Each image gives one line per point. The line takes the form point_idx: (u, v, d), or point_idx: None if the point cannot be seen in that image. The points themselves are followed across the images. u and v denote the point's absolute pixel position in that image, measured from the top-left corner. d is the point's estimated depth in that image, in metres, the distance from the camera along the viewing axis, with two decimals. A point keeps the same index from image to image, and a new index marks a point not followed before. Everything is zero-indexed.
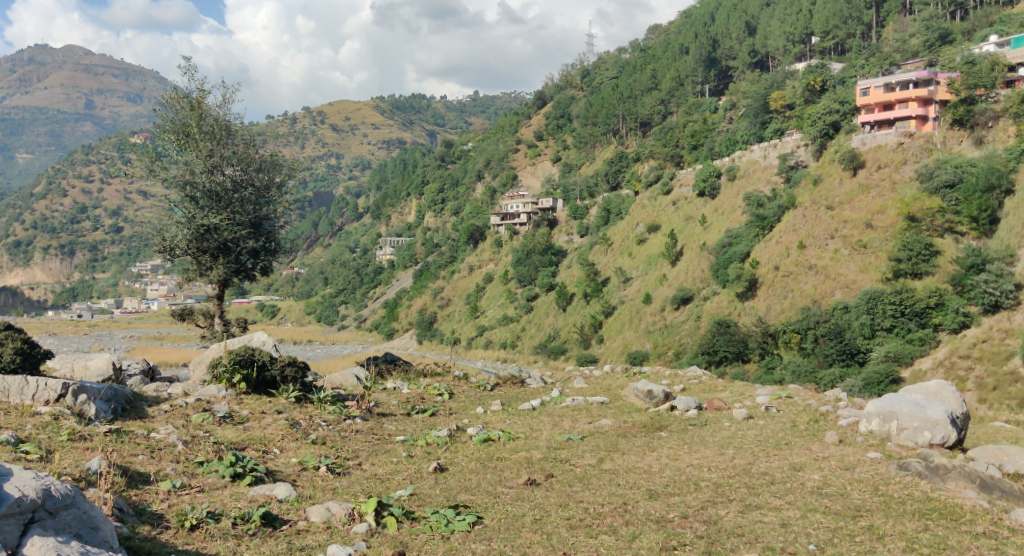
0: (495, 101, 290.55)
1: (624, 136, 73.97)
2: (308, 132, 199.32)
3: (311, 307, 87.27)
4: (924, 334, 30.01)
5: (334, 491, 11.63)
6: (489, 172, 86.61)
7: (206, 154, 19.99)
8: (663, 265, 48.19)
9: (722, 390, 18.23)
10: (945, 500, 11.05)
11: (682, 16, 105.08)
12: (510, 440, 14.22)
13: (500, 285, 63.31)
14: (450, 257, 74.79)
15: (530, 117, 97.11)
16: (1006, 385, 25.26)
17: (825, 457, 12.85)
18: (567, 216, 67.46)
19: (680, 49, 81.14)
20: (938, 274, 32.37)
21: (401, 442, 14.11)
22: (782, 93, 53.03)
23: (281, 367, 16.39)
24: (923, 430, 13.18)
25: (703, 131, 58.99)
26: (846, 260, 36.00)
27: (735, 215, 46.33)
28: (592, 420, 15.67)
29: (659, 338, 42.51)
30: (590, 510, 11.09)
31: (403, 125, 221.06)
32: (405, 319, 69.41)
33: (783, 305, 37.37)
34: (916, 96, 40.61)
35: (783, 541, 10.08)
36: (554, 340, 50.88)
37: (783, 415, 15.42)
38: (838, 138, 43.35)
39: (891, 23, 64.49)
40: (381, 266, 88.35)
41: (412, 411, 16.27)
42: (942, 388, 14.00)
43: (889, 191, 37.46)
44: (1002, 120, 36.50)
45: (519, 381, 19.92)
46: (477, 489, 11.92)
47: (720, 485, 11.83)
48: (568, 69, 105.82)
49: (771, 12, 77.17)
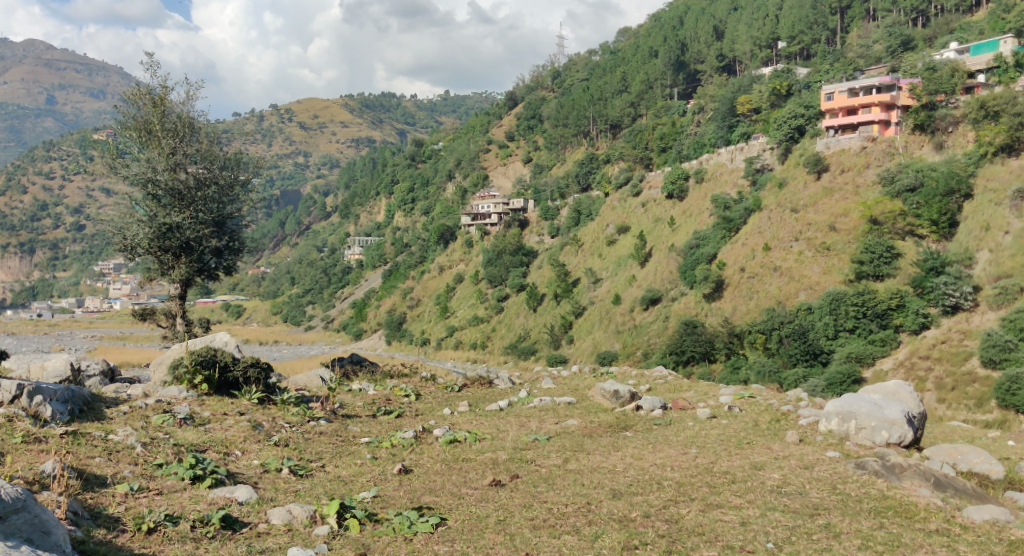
0: (466, 101, 289.95)
1: (594, 138, 74.36)
2: (276, 130, 197.23)
3: (278, 307, 86.30)
4: (885, 335, 30.59)
5: (296, 493, 11.52)
6: (460, 172, 86.56)
7: (169, 151, 19.63)
8: (632, 266, 48.48)
9: (687, 390, 18.39)
10: (900, 498, 11.26)
11: (651, 19, 105.96)
12: (476, 441, 14.23)
13: (470, 285, 63.21)
14: (420, 257, 74.38)
15: (501, 117, 97.22)
16: (964, 385, 25.85)
17: (785, 456, 13.02)
18: (538, 216, 67.47)
19: (649, 52, 81.72)
20: (899, 276, 32.97)
21: (366, 444, 14.02)
22: (749, 97, 53.70)
23: (244, 368, 16.19)
24: (880, 429, 13.44)
25: (672, 134, 59.38)
26: (810, 261, 36.62)
27: (702, 217, 46.78)
28: (559, 420, 15.72)
29: (628, 338, 42.65)
30: (553, 510, 11.13)
31: (373, 125, 219.67)
32: (373, 320, 68.98)
33: (748, 305, 37.78)
34: (879, 101, 40.81)
35: (742, 539, 10.22)
36: (524, 340, 50.93)
37: (747, 415, 15.60)
38: (803, 142, 44.17)
39: (855, 29, 65.61)
40: (350, 266, 87.64)
41: (377, 413, 16.18)
42: (899, 389, 14.27)
43: (852, 195, 38.14)
44: (961, 125, 37.08)
45: (487, 381, 19.92)
46: (441, 491, 11.89)
47: (682, 484, 11.94)
48: (539, 69, 106.10)
49: (739, 16, 78.06)
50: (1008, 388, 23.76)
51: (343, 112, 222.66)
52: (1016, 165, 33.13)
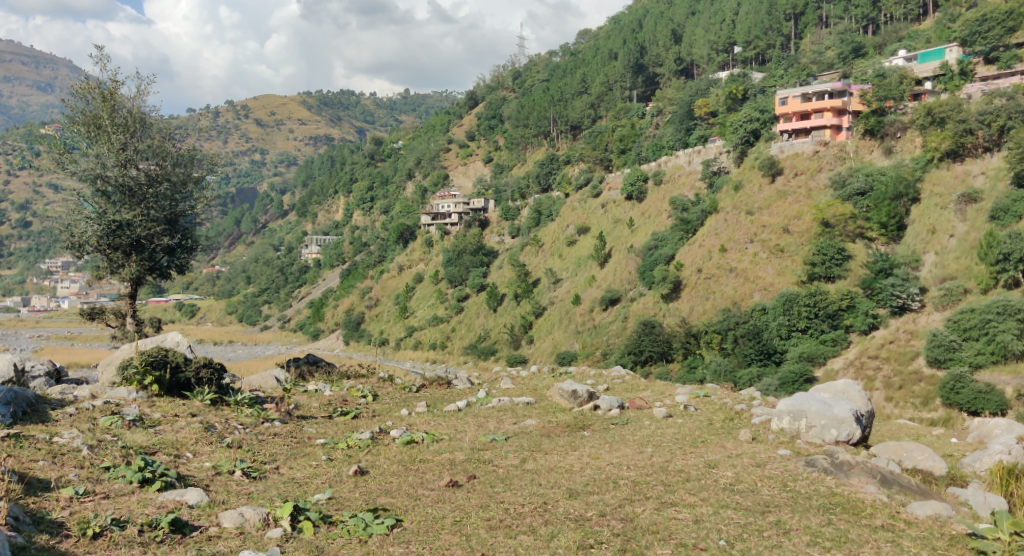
0: (427, 100, 288.56)
1: (554, 138, 74.65)
2: (232, 126, 194.03)
3: (233, 307, 84.87)
4: (836, 335, 31.33)
5: (249, 495, 11.36)
6: (420, 171, 86.12)
7: (119, 148, 19.16)
8: (592, 266, 48.76)
9: (644, 390, 18.61)
10: (848, 495, 11.51)
11: (612, 21, 106.72)
12: (433, 442, 14.16)
13: (430, 285, 62.89)
14: (379, 256, 73.75)
15: (461, 116, 97.06)
16: (911, 385, 26.77)
17: (738, 454, 13.24)
18: (498, 216, 67.41)
19: (609, 54, 82.36)
20: (850, 277, 33.68)
21: (321, 445, 13.89)
22: (706, 101, 54.53)
23: (196, 368, 15.90)
24: (829, 427, 13.73)
25: (632, 136, 59.84)
26: (764, 263, 37.27)
27: (661, 218, 47.28)
28: (517, 420, 15.75)
29: (587, 339, 42.85)
30: (509, 511, 11.14)
31: (331, 122, 217.54)
32: (331, 320, 68.26)
33: (704, 306, 38.25)
34: (831, 106, 42.03)
35: (695, 537, 10.36)
36: (484, 340, 50.90)
37: (702, 414, 15.81)
38: (758, 146, 44.84)
39: (808, 35, 66.75)
40: (307, 266, 86.60)
41: (333, 414, 16.02)
42: (848, 388, 14.63)
43: (805, 197, 38.90)
44: (909, 131, 38.04)
45: (445, 382, 19.84)
46: (397, 492, 11.82)
47: (638, 483, 12.05)
48: (500, 69, 106.09)
49: (697, 20, 79.16)
50: (952, 387, 24.77)
51: (301, 109, 219.83)
52: (961, 170, 34.33)
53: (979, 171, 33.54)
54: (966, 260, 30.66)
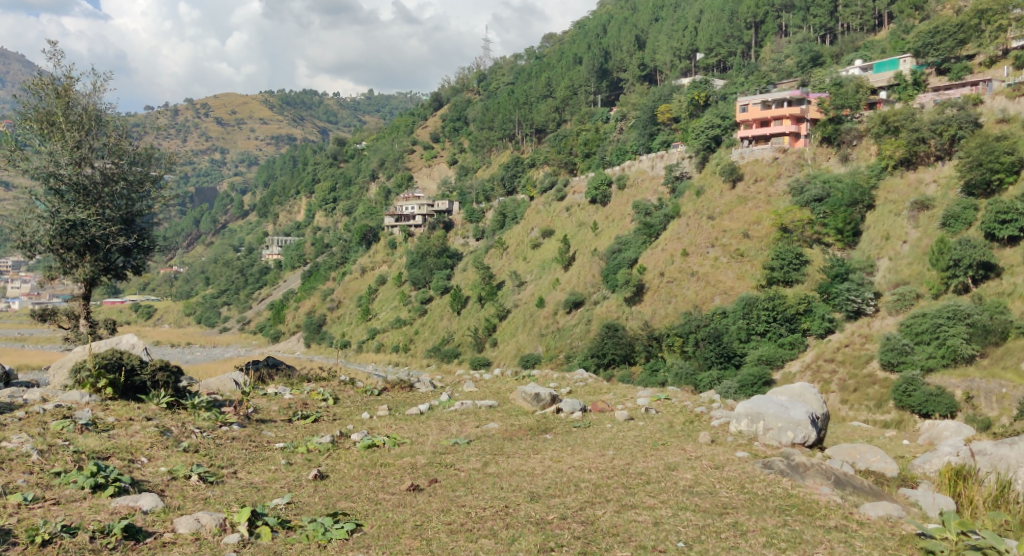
0: (391, 101, 287.11)
1: (519, 141, 74.86)
2: (191, 124, 190.92)
3: (191, 308, 83.41)
4: (794, 338, 31.88)
5: (205, 501, 11.19)
6: (383, 173, 85.61)
7: (73, 145, 18.71)
8: (556, 269, 48.95)
9: (606, 393, 18.74)
10: (803, 496, 11.73)
11: (577, 26, 107.38)
12: (394, 446, 14.08)
13: (393, 287, 62.51)
14: (342, 258, 73.08)
15: (426, 118, 96.73)
16: (865, 387, 27.48)
17: (698, 457, 13.40)
18: (462, 218, 67.32)
19: (574, 59, 82.89)
20: (807, 282, 34.28)
21: (280, 449, 13.72)
22: (669, 107, 55.20)
23: (152, 371, 15.59)
24: (786, 430, 13.98)
25: (595, 140, 60.36)
26: (725, 267, 37.78)
27: (624, 222, 47.64)
28: (480, 423, 15.75)
29: (550, 342, 42.99)
30: (471, 514, 11.13)
31: (294, 122, 215.22)
32: (292, 322, 67.46)
33: (666, 309, 38.59)
34: (790, 113, 42.46)
35: (654, 539, 10.46)
36: (447, 343, 50.74)
37: (662, 417, 15.97)
38: (719, 152, 45.45)
39: (768, 44, 67.73)
40: (268, 267, 85.51)
41: (293, 417, 15.84)
42: (805, 391, 14.91)
43: (764, 203, 39.56)
44: (865, 139, 38.92)
45: (407, 385, 19.74)
46: (358, 496, 11.73)
47: (598, 486, 12.13)
48: (465, 71, 106.06)
49: (660, 27, 80.08)
50: (904, 389, 25.67)
51: (263, 109, 217.21)
52: (914, 178, 35.20)
53: (931, 179, 34.42)
54: (918, 266, 31.55)
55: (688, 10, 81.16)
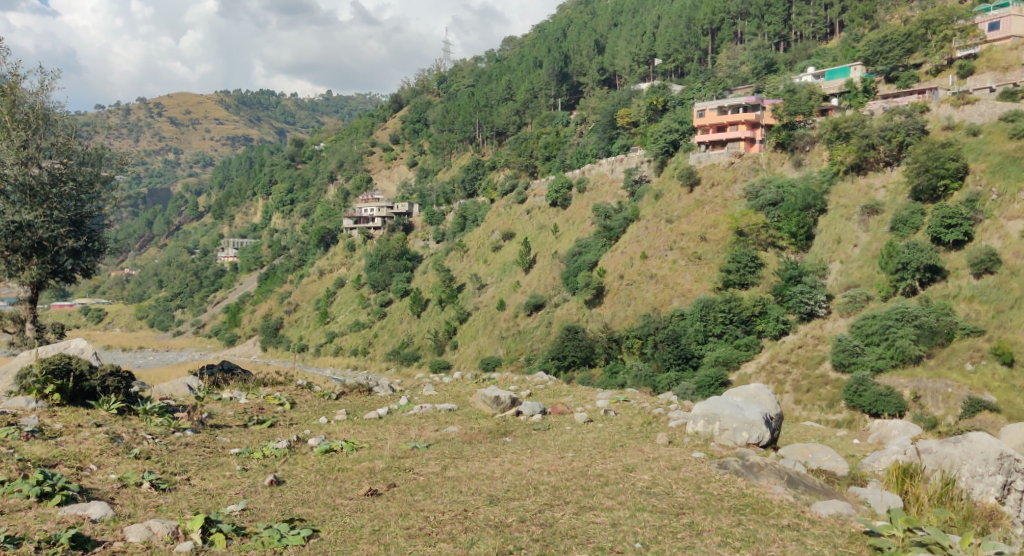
0: (349, 102, 284.86)
1: (479, 144, 74.87)
2: (144, 124, 186.93)
3: (144, 312, 81.63)
4: (749, 340, 32.38)
5: (158, 508, 10.98)
6: (342, 174, 84.83)
7: (20, 145, 18.12)
8: (517, 272, 49.04)
9: (566, 395, 18.83)
10: (758, 496, 11.93)
11: (537, 30, 107.80)
12: (352, 450, 13.96)
13: (351, 290, 61.94)
14: (299, 260, 72.15)
15: (385, 119, 96.15)
16: (818, 388, 28.05)
17: (655, 458, 13.54)
18: (422, 221, 67.05)
19: (534, 62, 83.24)
20: (763, 284, 34.85)
21: (235, 455, 13.50)
22: (628, 111, 55.76)
23: (102, 377, 15.23)
24: (741, 430, 14.20)
25: (556, 143, 60.74)
26: (683, 270, 38.24)
27: (584, 225, 47.90)
28: (439, 427, 15.70)
29: (511, 344, 43.03)
30: (430, 518, 11.09)
31: (250, 122, 212.20)
32: (248, 325, 66.42)
33: (626, 311, 38.87)
34: (745, 119, 43.13)
35: (612, 540, 10.54)
36: (407, 346, 50.43)
37: (621, 419, 16.11)
38: (678, 156, 46.00)
39: (725, 51, 68.55)
40: (223, 269, 84.11)
41: (248, 423, 15.60)
42: (759, 392, 15.17)
43: (721, 207, 40.16)
44: (817, 145, 39.74)
45: (366, 389, 19.57)
46: (314, 502, 11.61)
47: (557, 488, 12.18)
48: (425, 73, 105.69)
49: (619, 32, 80.98)
50: (856, 389, 26.39)
51: (218, 109, 213.64)
52: (865, 183, 36.03)
53: (881, 185, 35.28)
54: (868, 269, 32.35)
55: (646, 16, 82.05)
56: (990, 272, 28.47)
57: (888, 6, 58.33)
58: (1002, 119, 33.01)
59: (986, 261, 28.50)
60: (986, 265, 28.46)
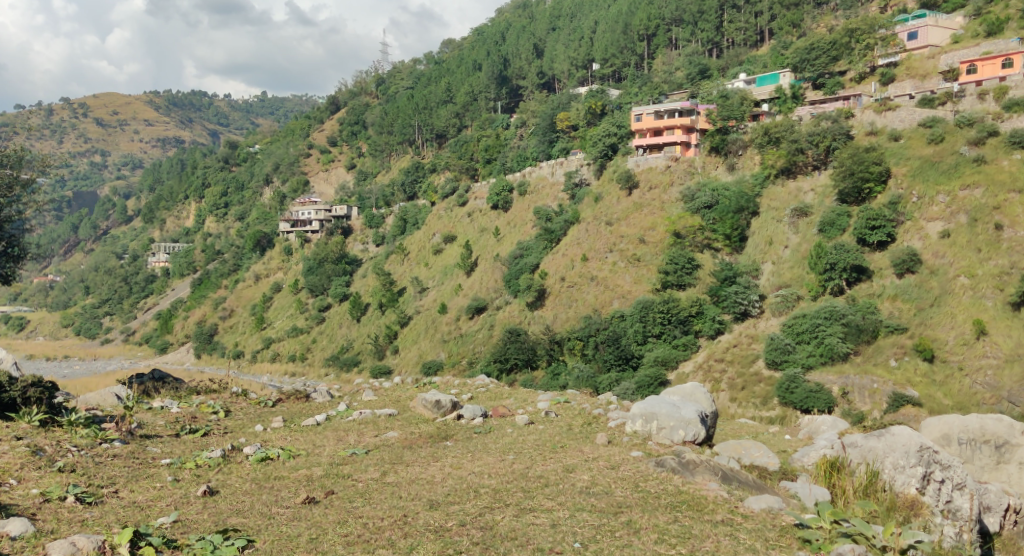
0: (285, 104, 280.14)
1: (419, 146, 74.55)
2: (68, 125, 179.96)
3: (69, 319, 78.55)
4: (687, 340, 32.99)
5: (83, 523, 10.62)
6: (278, 177, 83.23)
7: None
8: (458, 275, 48.94)
9: (507, 397, 18.89)
10: (694, 492, 12.17)
11: (475, 33, 107.86)
12: (289, 458, 13.73)
13: (289, 294, 60.82)
14: (234, 265, 70.48)
15: (323, 121, 94.81)
16: (752, 385, 28.74)
17: (595, 457, 13.69)
18: (361, 224, 66.34)
19: (473, 65, 83.28)
20: (699, 285, 35.52)
21: (166, 465, 13.11)
22: (567, 115, 56.38)
23: (23, 388, 14.63)
24: (677, 429, 14.46)
25: (496, 147, 61.09)
26: (623, 272, 38.73)
27: (525, 228, 48.10)
28: (379, 433, 15.55)
29: (453, 348, 42.89)
30: (369, 525, 10.98)
31: (182, 124, 206.67)
32: (181, 332, 64.56)
33: (567, 313, 39.13)
34: (681, 124, 44.11)
35: (552, 541, 10.61)
36: (346, 351, 49.76)
37: (562, 420, 16.23)
38: (616, 159, 46.50)
39: (661, 56, 69.71)
40: (154, 275, 81.60)
41: (181, 432, 15.18)
42: (695, 391, 15.47)
43: (658, 210, 40.84)
44: (749, 149, 40.72)
45: (303, 395, 19.24)
46: (250, 511, 11.37)
47: (498, 491, 12.20)
48: (363, 74, 104.58)
49: (557, 37, 81.96)
50: (788, 387, 27.20)
51: (147, 109, 207.31)
52: (794, 187, 37.12)
53: (809, 188, 36.38)
54: (799, 269, 33.35)
55: (584, 21, 82.97)
56: (912, 271, 29.68)
57: (815, 15, 60.32)
58: (921, 125, 34.37)
59: (907, 261, 29.71)
60: (908, 265, 29.65)
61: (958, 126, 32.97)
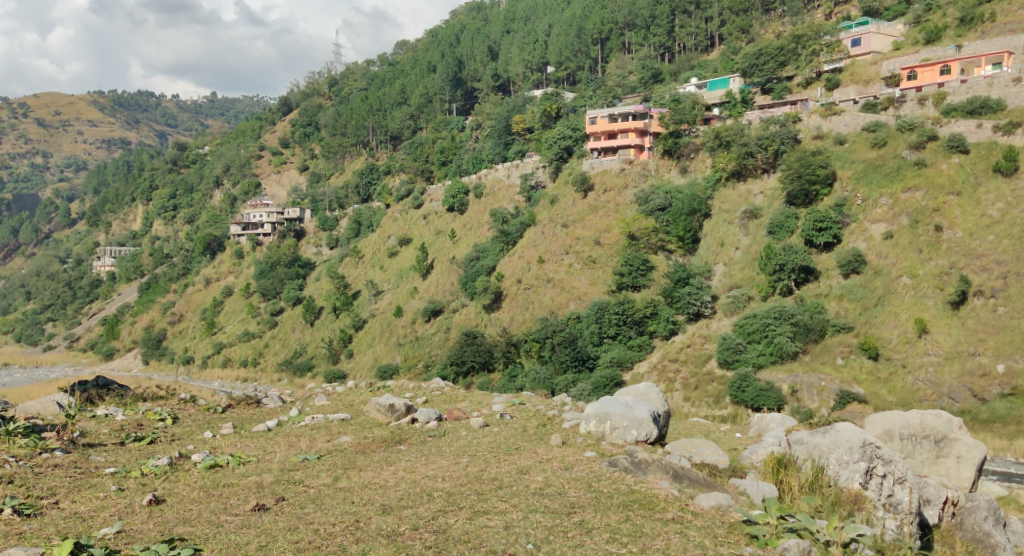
0: (235, 104, 275.50)
1: (373, 148, 74.02)
2: (7, 125, 174.23)
3: (9, 327, 76.03)
4: (642, 340, 33.32)
5: (21, 536, 10.34)
6: (228, 179, 81.76)
7: None
8: (414, 278, 48.69)
9: (462, 400, 18.85)
10: (645, 491, 12.29)
11: (429, 34, 107.59)
12: (239, 465, 13.48)
13: (240, 298, 59.78)
14: (183, 268, 69.01)
15: (274, 122, 93.52)
16: (705, 385, 29.19)
17: (549, 459, 13.73)
18: (315, 226, 65.59)
19: (428, 67, 83.03)
20: (653, 287, 35.89)
21: (110, 475, 12.77)
22: (522, 118, 56.64)
23: None
24: (630, 428, 14.60)
25: (452, 149, 61.06)
26: (578, 274, 38.95)
27: (481, 230, 48.06)
28: (332, 438, 15.37)
29: (409, 351, 42.67)
30: (320, 531, 10.84)
31: (128, 125, 201.82)
32: (128, 337, 63.02)
33: (524, 315, 39.18)
34: (634, 127, 44.05)
35: (505, 542, 10.61)
36: (300, 356, 49.15)
37: (517, 422, 16.27)
38: (571, 162, 46.73)
39: (614, 60, 70.33)
40: (99, 279, 79.42)
41: (126, 440, 14.80)
42: (649, 391, 15.61)
43: (613, 212, 41.19)
44: (701, 153, 41.36)
45: (254, 401, 18.91)
46: (197, 520, 11.13)
47: (451, 494, 12.16)
48: (315, 75, 103.37)
49: (511, 40, 82.29)
50: (739, 385, 27.70)
51: (91, 109, 201.95)
52: (744, 189, 37.85)
53: (759, 191, 37.12)
54: (749, 270, 33.96)
55: (538, 24, 83.41)
56: (857, 272, 30.44)
57: (763, 22, 61.55)
58: (864, 129, 35.31)
59: (853, 262, 30.42)
60: (853, 265, 30.38)
61: (900, 131, 33.98)
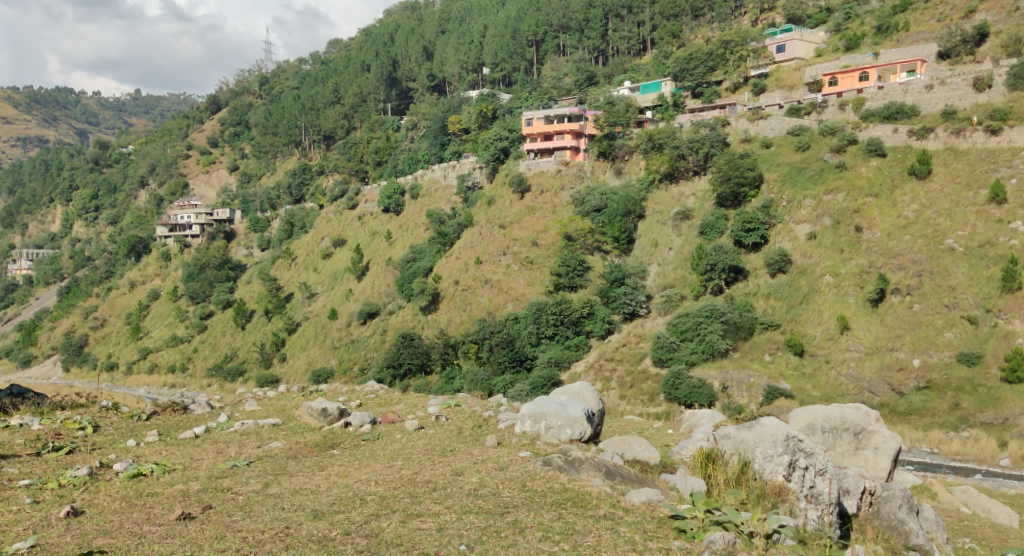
0: (160, 102, 267.18)
1: (306, 148, 72.81)
2: None
3: None
4: (578, 340, 33.63)
5: None
6: (154, 179, 79.23)
7: None
8: (349, 280, 48.08)
9: (397, 403, 18.68)
10: (578, 489, 12.40)
11: (363, 33, 106.47)
12: (163, 473, 13.08)
13: (168, 301, 57.95)
14: (106, 271, 66.50)
15: (202, 121, 91.06)
16: (640, 383, 29.64)
17: (484, 460, 13.71)
18: (245, 228, 64.16)
19: (362, 66, 82.11)
20: (590, 287, 36.24)
21: (25, 487, 12.23)
22: (458, 118, 56.49)
23: None
24: (564, 427, 14.70)
25: (386, 149, 60.55)
26: (516, 274, 39.10)
27: (417, 231, 47.76)
28: (262, 443, 15.04)
29: (344, 354, 42.10)
30: (248, 539, 10.59)
31: (44, 122, 193.58)
32: (47, 344, 60.39)
33: (461, 317, 39.05)
34: (570, 129, 44.66)
35: (437, 544, 10.55)
36: (230, 360, 47.96)
37: (452, 423, 16.21)
38: (508, 163, 46.93)
39: (549, 61, 70.85)
40: (15, 284, 75.92)
41: (42, 450, 14.18)
42: (583, 389, 15.73)
43: (550, 213, 41.49)
44: (635, 155, 42.06)
45: (181, 407, 18.33)
46: (118, 531, 10.75)
47: (384, 497, 12.02)
48: (245, 73, 101.10)
49: (446, 40, 82.12)
50: (673, 383, 28.23)
51: (5, 107, 193.02)
52: (677, 191, 38.60)
53: (691, 192, 37.91)
54: (682, 270, 34.62)
55: (473, 25, 83.34)
56: (783, 271, 31.37)
57: (693, 27, 62.79)
58: (790, 133, 36.47)
59: (779, 261, 31.34)
60: (780, 265, 31.31)
61: (822, 134, 35.23)
